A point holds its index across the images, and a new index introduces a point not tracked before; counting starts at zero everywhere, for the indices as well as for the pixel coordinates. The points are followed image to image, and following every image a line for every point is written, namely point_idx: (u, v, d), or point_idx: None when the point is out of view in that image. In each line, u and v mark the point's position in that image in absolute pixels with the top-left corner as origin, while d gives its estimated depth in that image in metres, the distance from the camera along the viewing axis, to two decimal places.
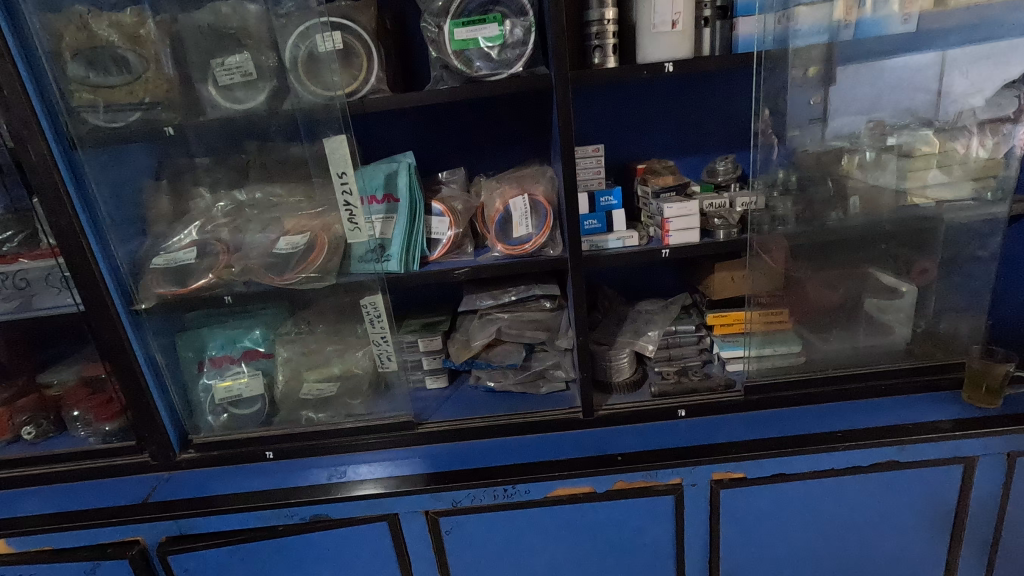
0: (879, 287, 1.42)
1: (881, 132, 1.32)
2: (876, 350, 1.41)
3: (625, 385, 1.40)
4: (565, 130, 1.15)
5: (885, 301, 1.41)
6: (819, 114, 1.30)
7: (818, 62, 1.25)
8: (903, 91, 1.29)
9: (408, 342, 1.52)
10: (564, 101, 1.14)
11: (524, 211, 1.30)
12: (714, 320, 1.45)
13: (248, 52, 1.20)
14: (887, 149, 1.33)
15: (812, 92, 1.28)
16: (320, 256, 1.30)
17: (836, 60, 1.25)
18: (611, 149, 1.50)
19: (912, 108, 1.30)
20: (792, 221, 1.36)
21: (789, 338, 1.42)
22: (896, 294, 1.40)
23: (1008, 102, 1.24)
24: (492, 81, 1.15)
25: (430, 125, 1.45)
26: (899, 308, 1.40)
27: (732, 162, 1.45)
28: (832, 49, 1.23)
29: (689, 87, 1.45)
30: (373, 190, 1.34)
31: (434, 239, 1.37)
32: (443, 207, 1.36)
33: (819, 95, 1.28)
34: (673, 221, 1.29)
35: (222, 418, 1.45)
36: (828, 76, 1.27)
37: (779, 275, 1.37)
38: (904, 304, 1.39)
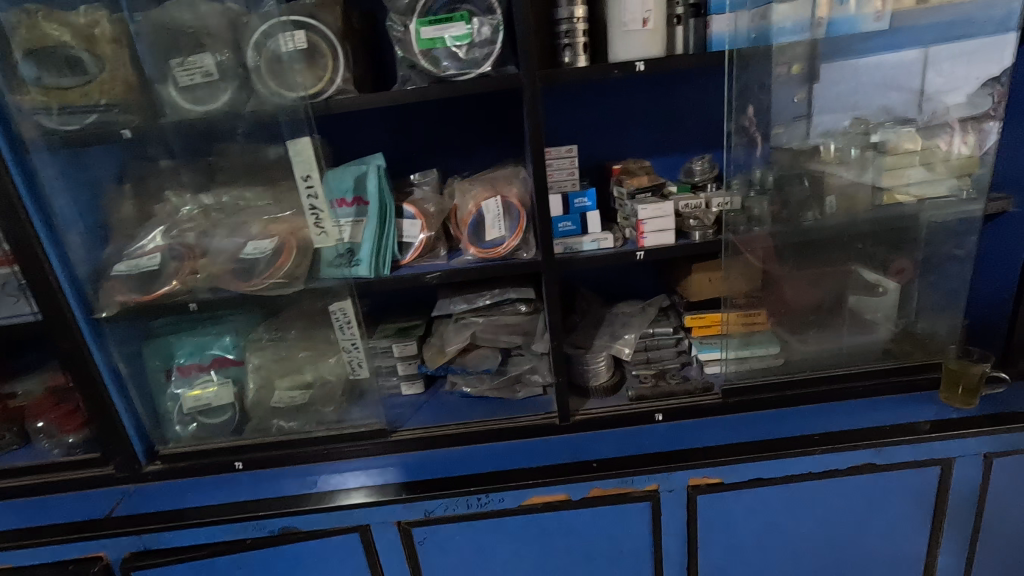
0: (861, 283, 1.42)
1: (864, 130, 1.31)
2: (855, 351, 1.40)
3: (603, 389, 1.38)
4: (536, 131, 1.13)
5: (867, 298, 1.41)
6: (803, 112, 1.29)
7: (802, 60, 1.23)
8: (881, 91, 1.28)
9: (382, 347, 1.49)
10: (534, 100, 1.12)
11: (495, 213, 1.29)
12: (691, 321, 1.43)
13: (208, 52, 1.16)
14: (870, 146, 1.31)
15: (796, 89, 1.27)
16: (288, 262, 1.27)
17: (819, 58, 1.24)
18: (588, 149, 1.48)
19: (889, 107, 1.29)
20: (769, 221, 1.34)
21: (768, 339, 1.40)
22: (880, 291, 1.40)
23: (984, 100, 1.23)
24: (460, 81, 1.13)
25: (402, 126, 1.42)
26: (884, 306, 1.40)
27: (708, 162, 1.43)
28: (815, 47, 1.22)
29: (665, 86, 1.43)
30: (342, 193, 1.30)
31: (405, 242, 1.34)
32: (415, 210, 1.33)
33: (803, 93, 1.27)
34: (648, 222, 1.27)
35: (191, 428, 1.41)
36: (811, 73, 1.25)
37: (756, 276, 1.36)
38: (888, 301, 1.39)
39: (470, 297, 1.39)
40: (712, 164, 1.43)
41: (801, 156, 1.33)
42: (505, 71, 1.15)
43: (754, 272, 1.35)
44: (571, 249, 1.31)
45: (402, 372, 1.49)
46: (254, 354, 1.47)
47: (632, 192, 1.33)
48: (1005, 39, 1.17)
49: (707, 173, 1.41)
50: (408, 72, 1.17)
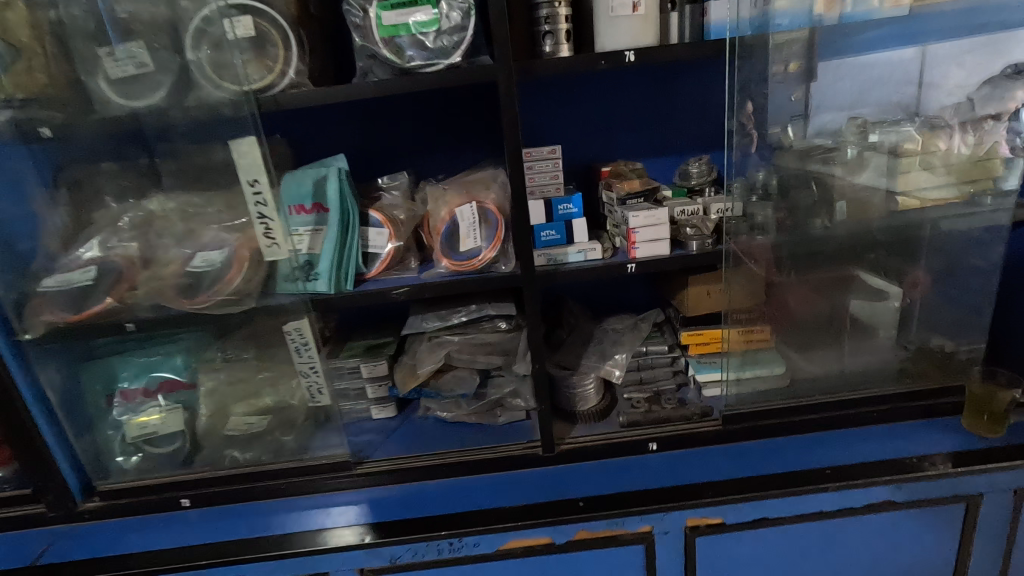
0: (864, 287, 1.29)
1: (864, 129, 1.20)
2: (868, 371, 1.27)
3: (591, 414, 1.25)
4: (513, 128, 1.00)
5: (868, 303, 1.28)
6: (800, 110, 1.17)
7: (799, 57, 1.12)
8: (884, 87, 1.20)
9: (349, 368, 1.36)
10: (509, 94, 0.98)
11: (472, 222, 1.16)
12: (689, 339, 1.31)
13: (142, 40, 1.03)
14: (871, 147, 1.21)
15: (794, 87, 1.15)
16: (237, 276, 1.13)
17: (817, 55, 1.14)
18: (574, 150, 1.35)
19: (894, 104, 1.20)
20: (774, 229, 1.21)
21: (772, 357, 1.27)
22: (882, 297, 1.27)
23: (996, 98, 1.14)
24: (425, 73, 0.99)
25: (370, 125, 1.29)
26: (884, 312, 1.28)
27: (706, 163, 1.32)
28: (812, 41, 1.11)
29: (659, 81, 1.31)
30: (300, 198, 1.17)
31: (371, 254, 1.21)
32: (381, 218, 1.20)
33: (800, 90, 1.15)
34: (639, 231, 1.14)
35: (134, 460, 1.27)
36: (809, 70, 1.14)
37: (759, 288, 1.23)
38: (890, 308, 1.27)
39: (443, 312, 1.26)
40: (710, 165, 1.31)
41: (807, 158, 1.21)
42: (477, 61, 1.02)
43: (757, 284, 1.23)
44: (555, 260, 1.18)
45: (371, 395, 1.36)
46: (207, 376, 1.33)
47: (623, 197, 1.21)
48: (1008, 37, 1.13)
49: (705, 177, 1.30)
50: (369, 62, 1.03)
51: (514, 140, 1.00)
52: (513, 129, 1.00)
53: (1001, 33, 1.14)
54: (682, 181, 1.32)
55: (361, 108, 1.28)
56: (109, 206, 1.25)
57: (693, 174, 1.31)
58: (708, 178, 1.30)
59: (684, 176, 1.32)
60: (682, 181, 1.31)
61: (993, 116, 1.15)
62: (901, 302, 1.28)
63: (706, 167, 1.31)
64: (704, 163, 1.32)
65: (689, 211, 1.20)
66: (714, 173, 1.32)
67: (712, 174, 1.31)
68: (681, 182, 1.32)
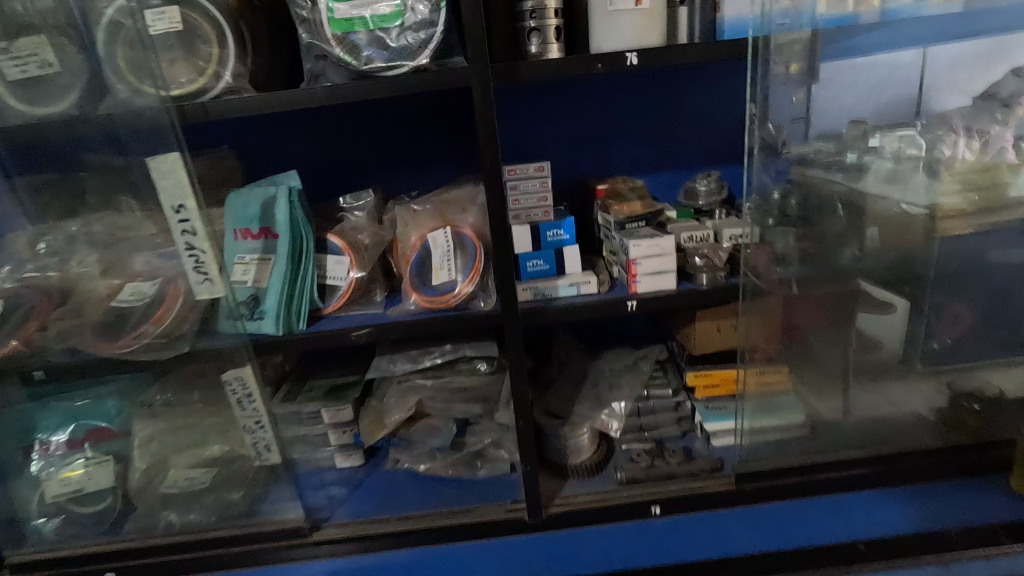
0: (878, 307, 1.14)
1: (862, 133, 1.05)
2: (899, 419, 1.12)
3: (584, 469, 1.09)
4: (490, 147, 0.83)
5: (885, 326, 1.13)
6: (801, 113, 0.98)
7: (801, 57, 0.94)
8: (887, 87, 1.05)
9: (309, 412, 1.19)
10: (486, 105, 0.81)
11: (445, 249, 1.00)
12: (694, 380, 1.16)
13: (47, 37, 0.86)
14: (869, 152, 1.06)
15: (795, 88, 0.96)
16: (168, 315, 0.96)
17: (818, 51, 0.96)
18: (566, 165, 1.19)
19: (896, 104, 1.06)
20: (795, 259, 1.06)
21: (792, 404, 1.11)
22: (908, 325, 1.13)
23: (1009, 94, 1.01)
24: (386, 77, 0.83)
25: (331, 137, 1.13)
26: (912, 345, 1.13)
27: (715, 180, 1.16)
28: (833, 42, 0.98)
29: (662, 87, 1.15)
30: (247, 221, 1.00)
31: (330, 285, 1.04)
32: (342, 244, 1.04)
33: (802, 92, 0.97)
34: (640, 262, 0.98)
35: (56, 523, 1.10)
36: (808, 68, 0.96)
37: (776, 326, 1.07)
38: (897, 323, 1.12)
39: (415, 352, 1.09)
40: (719, 183, 1.16)
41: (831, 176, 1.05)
42: (448, 64, 0.85)
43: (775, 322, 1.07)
44: (543, 295, 1.02)
45: (335, 443, 1.19)
46: (144, 423, 1.15)
47: (621, 221, 1.04)
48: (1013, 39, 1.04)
49: (714, 199, 1.15)
50: (319, 63, 0.86)
51: (492, 161, 0.84)
52: (491, 147, 0.83)
53: (1005, 34, 1.04)
54: (688, 202, 1.16)
55: (321, 116, 1.12)
56: (26, 229, 1.08)
57: (699, 195, 1.16)
58: (717, 200, 1.15)
59: (691, 196, 1.16)
60: (688, 203, 1.16)
61: (996, 121, 1.01)
62: (932, 334, 1.12)
63: (715, 185, 1.15)
64: (712, 181, 1.16)
65: (698, 237, 1.04)
66: (724, 192, 1.17)
67: (721, 193, 1.16)
68: (688, 202, 1.17)
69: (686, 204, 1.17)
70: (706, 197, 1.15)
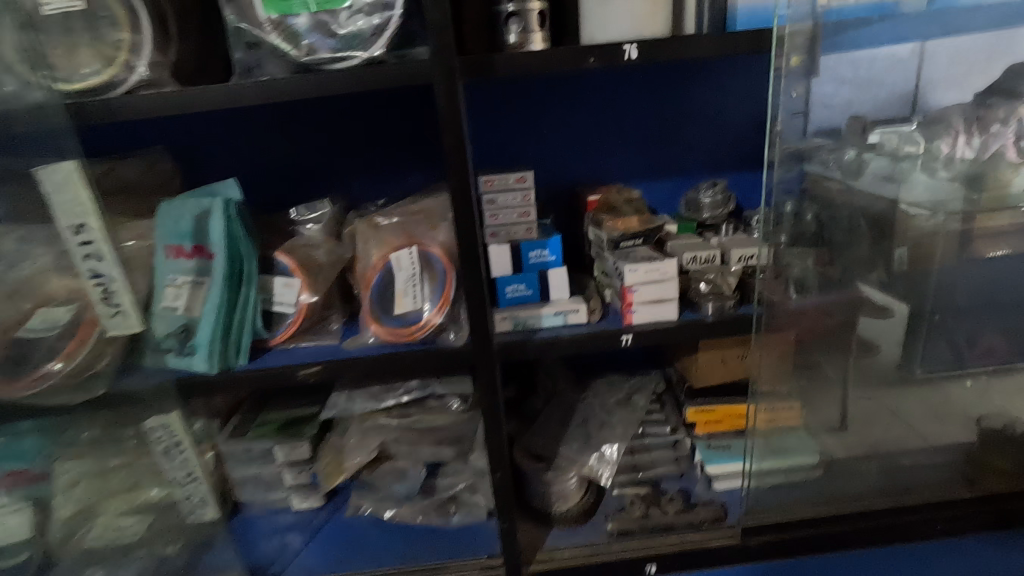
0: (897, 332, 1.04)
1: (863, 128, 0.95)
2: (921, 461, 1.00)
3: (571, 518, 0.96)
4: (460, 162, 0.68)
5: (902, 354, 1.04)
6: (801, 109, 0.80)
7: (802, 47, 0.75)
8: (898, 81, 0.95)
9: (260, 450, 1.04)
10: (453, 109, 0.67)
11: (410, 273, 0.85)
12: (694, 417, 1.03)
13: None
14: (869, 148, 0.96)
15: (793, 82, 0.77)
16: (80, 350, 0.81)
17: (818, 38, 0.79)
18: (552, 171, 1.05)
19: (903, 99, 0.96)
20: (812, 283, 0.93)
21: (804, 443, 1.00)
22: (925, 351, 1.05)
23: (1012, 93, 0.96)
24: (334, 71, 0.68)
25: (276, 138, 1.00)
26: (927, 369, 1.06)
27: (721, 190, 1.02)
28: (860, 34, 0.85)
29: (661, 85, 1.01)
30: (178, 237, 0.84)
31: (277, 311, 0.89)
32: (291, 264, 0.89)
33: (802, 85, 0.78)
34: (637, 289, 0.85)
35: None
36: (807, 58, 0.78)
37: (791, 357, 0.95)
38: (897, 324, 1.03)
39: (379, 388, 0.95)
40: (725, 192, 1.02)
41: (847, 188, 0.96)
42: (409, 56, 0.70)
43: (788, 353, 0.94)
44: (525, 325, 0.88)
45: (290, 483, 1.06)
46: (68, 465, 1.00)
47: (614, 240, 0.91)
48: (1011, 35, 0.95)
49: (720, 212, 1.02)
50: (253, 53, 0.71)
51: (460, 177, 0.69)
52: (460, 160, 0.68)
53: (1009, 29, 0.94)
54: (692, 215, 1.03)
55: (264, 116, 0.98)
56: None
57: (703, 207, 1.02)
58: (723, 213, 1.02)
59: (693, 208, 1.03)
60: (690, 216, 1.02)
61: (998, 118, 0.97)
62: (950, 359, 1.04)
63: (720, 196, 1.02)
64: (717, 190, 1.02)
65: (702, 258, 0.92)
66: (730, 202, 1.03)
67: (727, 204, 1.02)
68: (689, 215, 1.03)
69: (688, 217, 1.03)
70: (710, 209, 1.01)
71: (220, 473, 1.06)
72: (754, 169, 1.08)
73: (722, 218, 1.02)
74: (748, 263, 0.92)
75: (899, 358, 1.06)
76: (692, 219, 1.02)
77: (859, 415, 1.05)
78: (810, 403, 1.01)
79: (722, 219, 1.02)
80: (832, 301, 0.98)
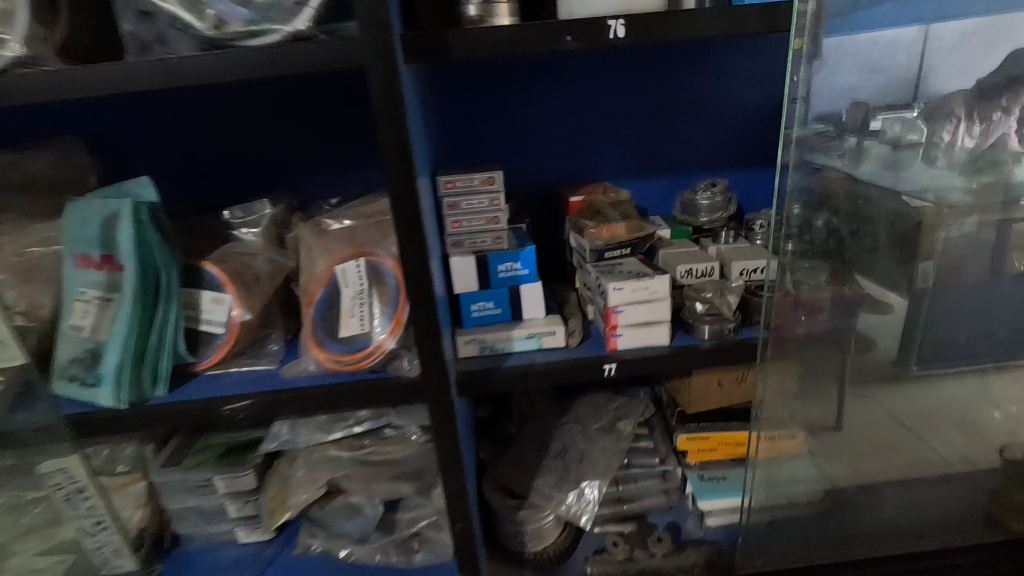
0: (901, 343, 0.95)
1: (865, 115, 0.83)
2: (937, 495, 0.90)
3: (546, 560, 0.86)
4: (404, 168, 0.55)
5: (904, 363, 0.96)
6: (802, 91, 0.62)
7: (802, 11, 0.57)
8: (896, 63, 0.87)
9: (200, 480, 0.93)
10: (393, 101, 0.53)
11: (357, 290, 0.73)
12: (686, 445, 0.92)
13: None
14: (869, 134, 0.85)
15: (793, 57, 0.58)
16: None
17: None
18: (530, 167, 0.92)
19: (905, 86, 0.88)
20: (823, 302, 0.81)
21: (808, 475, 0.90)
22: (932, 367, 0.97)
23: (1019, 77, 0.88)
24: (245, 48, 0.54)
25: (212, 130, 0.87)
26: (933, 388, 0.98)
27: (720, 190, 0.90)
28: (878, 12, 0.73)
29: (654, 70, 0.88)
30: (85, 244, 0.70)
31: (204, 331, 0.77)
32: (221, 278, 0.76)
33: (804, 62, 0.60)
34: (622, 311, 0.73)
35: None
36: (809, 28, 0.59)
37: (794, 385, 0.84)
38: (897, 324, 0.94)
39: (327, 417, 0.83)
40: (725, 192, 0.90)
41: (861, 190, 0.85)
42: (342, 33, 0.57)
43: (792, 380, 0.83)
44: (493, 349, 0.76)
45: (235, 516, 0.94)
46: None
47: (597, 250, 0.79)
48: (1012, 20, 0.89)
49: (718, 215, 0.90)
50: (149, 25, 0.57)
51: (405, 187, 0.56)
52: (404, 167, 0.55)
53: (1003, 14, 0.89)
54: (686, 219, 0.91)
55: (197, 104, 0.86)
56: None
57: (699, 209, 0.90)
58: (721, 217, 0.90)
59: (689, 212, 0.91)
60: (685, 220, 0.91)
61: (1000, 105, 0.88)
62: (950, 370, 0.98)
63: (720, 197, 0.90)
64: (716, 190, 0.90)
65: (698, 271, 0.80)
66: (729, 204, 0.92)
67: (726, 206, 0.91)
68: (684, 220, 0.91)
69: (682, 222, 0.91)
70: (707, 212, 0.90)
71: (155, 504, 0.95)
72: (758, 166, 0.96)
73: (720, 222, 0.90)
74: (750, 278, 0.81)
75: (895, 355, 0.97)
76: (687, 224, 0.91)
77: (866, 443, 0.96)
78: (814, 431, 0.91)
79: (720, 224, 0.91)
80: (842, 320, 0.87)
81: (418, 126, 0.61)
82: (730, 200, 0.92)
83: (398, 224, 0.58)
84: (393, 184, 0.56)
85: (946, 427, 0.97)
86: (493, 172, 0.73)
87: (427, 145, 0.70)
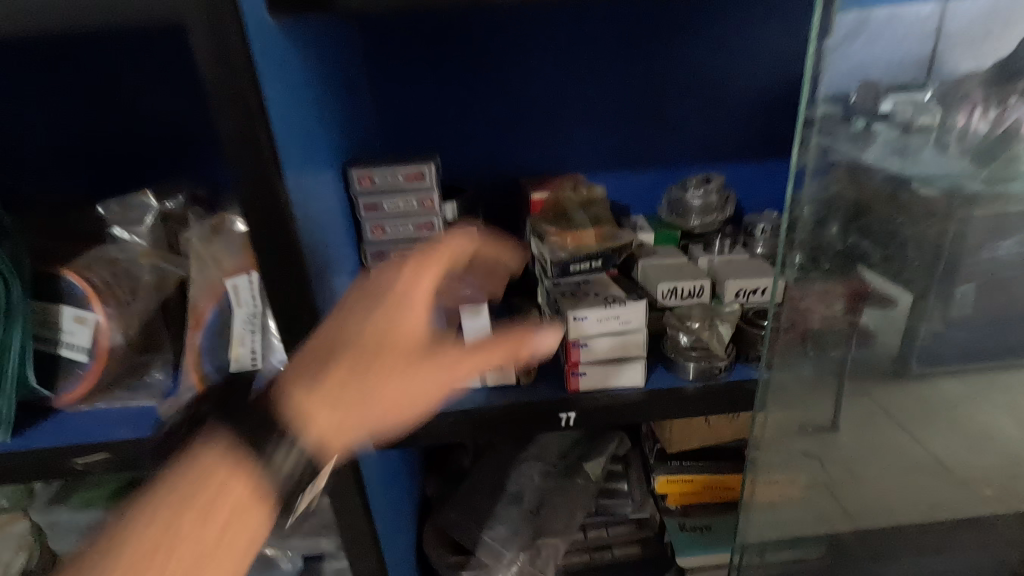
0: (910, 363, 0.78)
1: (875, 92, 0.61)
2: None
3: None
4: (261, 163, 0.40)
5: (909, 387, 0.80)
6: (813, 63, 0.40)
7: None
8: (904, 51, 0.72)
9: (90, 523, 0.78)
10: (243, 71, 0.37)
11: (250, 310, 0.58)
12: (667, 488, 0.78)
13: None
14: (880, 118, 0.62)
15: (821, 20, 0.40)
16: None
17: None
18: (488, 157, 0.77)
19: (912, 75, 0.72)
20: (837, 330, 0.66)
21: (809, 528, 0.76)
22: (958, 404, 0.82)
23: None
24: None
25: (111, 105, 0.75)
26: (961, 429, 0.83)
27: (713, 187, 0.76)
28: None
29: (633, 40, 0.72)
30: None
31: (63, 360, 0.60)
32: (86, 292, 0.59)
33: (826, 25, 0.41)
34: (585, 345, 0.57)
35: None
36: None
37: (798, 428, 0.69)
38: (898, 321, 0.74)
39: None
40: (719, 190, 0.76)
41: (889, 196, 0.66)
42: None
43: (795, 422, 0.68)
44: None
45: None
46: None
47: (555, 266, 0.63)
48: None
49: (712, 218, 0.75)
50: None
51: (267, 189, 0.40)
52: (267, 163, 0.40)
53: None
54: (672, 223, 0.76)
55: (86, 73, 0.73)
56: None
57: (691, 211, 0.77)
58: (715, 220, 0.76)
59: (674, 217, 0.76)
60: (672, 224, 0.76)
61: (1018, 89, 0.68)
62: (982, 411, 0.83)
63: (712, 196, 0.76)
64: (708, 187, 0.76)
65: (683, 291, 0.65)
66: (725, 203, 0.77)
67: (721, 207, 0.76)
68: (667, 224, 0.77)
69: (666, 226, 0.76)
70: (700, 214, 0.75)
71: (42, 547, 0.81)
72: (760, 158, 0.80)
73: (714, 225, 0.76)
74: (749, 300, 0.65)
75: (896, 349, 0.76)
76: (675, 229, 0.76)
77: (881, 489, 0.81)
78: (820, 479, 0.76)
79: (714, 227, 0.76)
80: (859, 347, 0.71)
81: (297, 103, 0.45)
82: (724, 198, 0.77)
83: (258, 239, 0.42)
84: (246, 185, 0.40)
85: (977, 470, 0.82)
86: (423, 163, 0.57)
87: (328, 128, 0.54)
